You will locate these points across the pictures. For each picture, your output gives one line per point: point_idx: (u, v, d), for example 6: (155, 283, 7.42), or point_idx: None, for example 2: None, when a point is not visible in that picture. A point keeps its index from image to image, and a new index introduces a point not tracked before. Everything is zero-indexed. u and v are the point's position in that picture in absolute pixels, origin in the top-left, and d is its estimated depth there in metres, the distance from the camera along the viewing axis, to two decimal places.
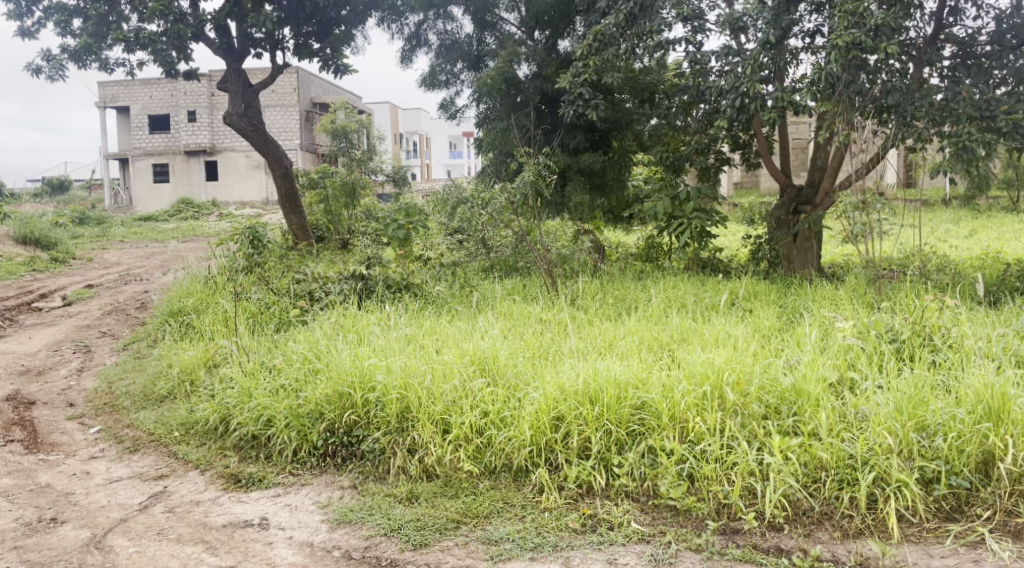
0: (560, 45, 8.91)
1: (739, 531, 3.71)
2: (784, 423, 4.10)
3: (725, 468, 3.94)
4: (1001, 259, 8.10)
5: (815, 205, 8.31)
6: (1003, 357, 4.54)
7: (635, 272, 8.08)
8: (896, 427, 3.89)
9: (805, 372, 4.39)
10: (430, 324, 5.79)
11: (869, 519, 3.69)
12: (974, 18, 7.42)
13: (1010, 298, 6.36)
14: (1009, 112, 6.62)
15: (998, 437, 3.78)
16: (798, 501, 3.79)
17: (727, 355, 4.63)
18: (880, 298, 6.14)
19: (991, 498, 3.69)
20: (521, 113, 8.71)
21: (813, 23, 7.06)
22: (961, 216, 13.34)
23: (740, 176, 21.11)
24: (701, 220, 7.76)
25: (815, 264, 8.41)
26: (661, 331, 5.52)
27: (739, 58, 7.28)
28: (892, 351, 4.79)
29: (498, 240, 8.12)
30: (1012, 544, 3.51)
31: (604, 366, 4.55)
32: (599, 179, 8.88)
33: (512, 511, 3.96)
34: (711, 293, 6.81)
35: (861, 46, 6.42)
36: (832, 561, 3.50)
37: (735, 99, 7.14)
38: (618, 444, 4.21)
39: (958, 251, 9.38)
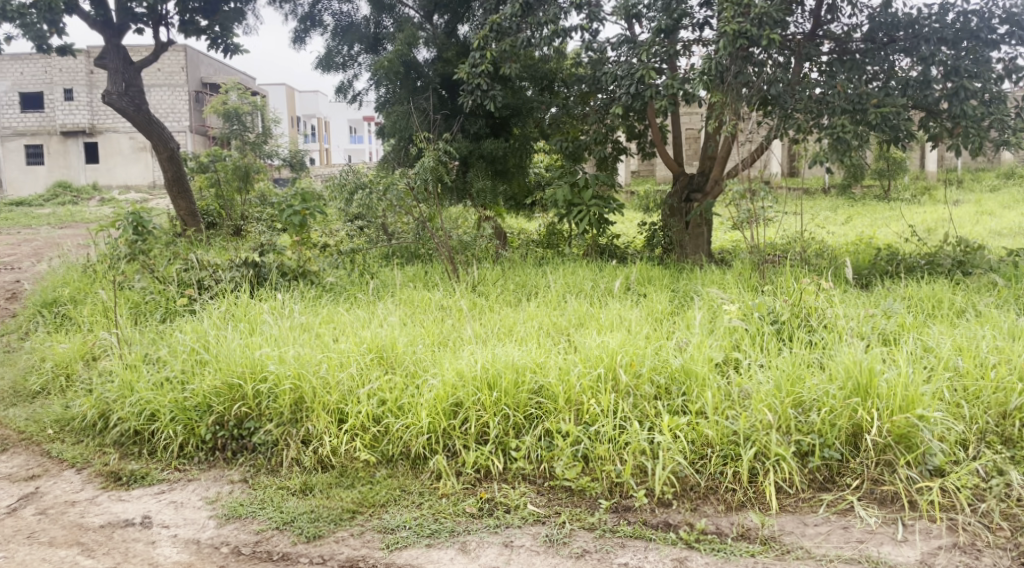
0: (459, 30, 8.80)
1: (630, 508, 3.82)
2: (673, 403, 4.25)
3: (619, 448, 4.05)
4: (871, 244, 8.60)
5: (706, 193, 8.59)
6: (872, 336, 4.85)
7: (536, 259, 8.12)
8: (775, 404, 4.08)
9: (693, 353, 4.55)
10: (328, 312, 5.69)
11: (750, 491, 3.84)
12: (849, 16, 7.83)
13: (880, 280, 6.77)
14: (878, 106, 6.96)
15: (866, 411, 3.99)
16: (685, 477, 3.93)
17: (620, 338, 4.77)
18: (763, 282, 6.42)
19: (860, 468, 3.86)
20: (421, 97, 8.60)
21: (703, 16, 7.27)
22: (839, 204, 14.07)
23: (638, 165, 21.69)
24: (599, 207, 7.92)
25: (706, 250, 8.62)
26: (559, 316, 5.62)
27: (633, 47, 7.48)
28: (774, 331, 5.03)
29: (400, 227, 7.99)
30: (878, 510, 3.67)
31: (502, 352, 4.61)
32: (500, 165, 8.81)
33: (409, 499, 3.95)
34: (608, 279, 6.94)
35: (746, 35, 6.71)
36: (717, 533, 3.63)
37: (631, 86, 7.35)
38: (515, 428, 4.27)
39: (835, 237, 9.91)
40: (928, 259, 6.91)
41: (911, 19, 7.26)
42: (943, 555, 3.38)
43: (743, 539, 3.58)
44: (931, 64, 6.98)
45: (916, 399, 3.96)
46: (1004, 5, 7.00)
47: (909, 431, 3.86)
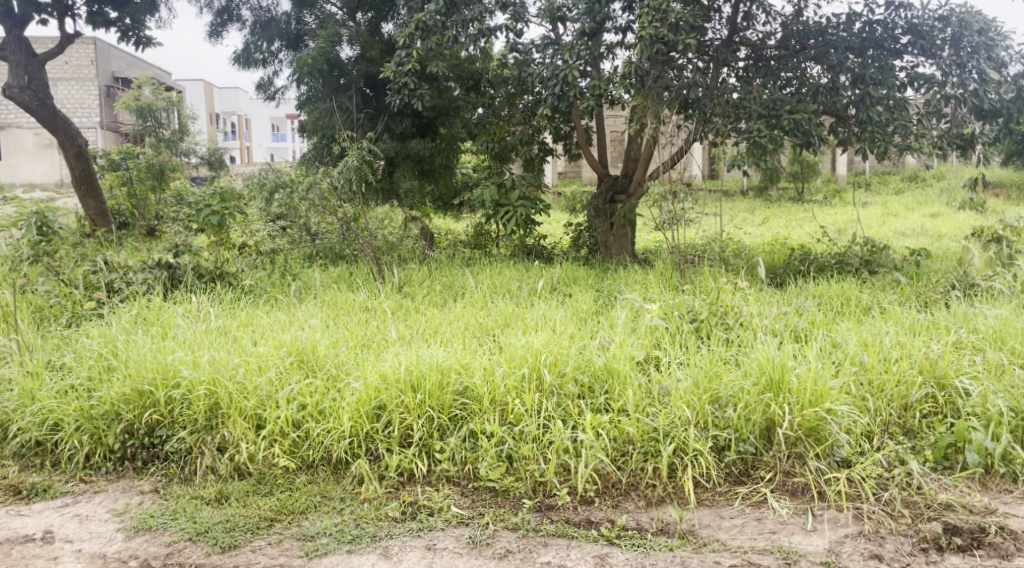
0: (383, 28, 8.72)
1: (553, 506, 3.84)
2: (596, 401, 4.31)
3: (542, 448, 4.07)
4: (787, 245, 8.89)
5: (630, 195, 8.73)
6: (785, 333, 5.02)
7: (463, 260, 8.12)
8: (694, 400, 4.17)
9: (615, 352, 4.62)
10: (246, 315, 5.56)
11: (670, 486, 3.91)
12: (764, 24, 8.10)
13: (794, 279, 7.00)
14: (792, 111, 7.18)
15: (778, 405, 4.11)
16: (607, 474, 3.98)
17: (545, 338, 4.80)
18: (683, 282, 6.56)
19: (773, 461, 3.98)
20: (344, 95, 8.47)
21: (624, 20, 7.38)
22: (756, 206, 14.51)
23: (565, 166, 21.86)
24: (526, 208, 7.96)
25: (630, 251, 8.76)
26: (485, 317, 5.62)
27: (557, 49, 7.56)
28: (692, 329, 5.15)
29: (324, 228, 7.87)
30: (790, 502, 3.78)
31: (426, 353, 4.59)
32: (427, 165, 8.73)
33: (330, 504, 3.89)
34: (534, 279, 6.98)
35: (664, 40, 6.84)
36: (637, 529, 3.68)
37: (557, 86, 7.41)
38: (439, 430, 4.25)
39: (752, 237, 10.21)
40: (839, 258, 7.17)
41: (821, 27, 7.54)
42: (850, 543, 3.50)
43: (663, 533, 3.64)
44: (839, 71, 7.26)
45: (825, 393, 4.10)
46: (906, 15, 7.34)
47: (819, 424, 3.99)
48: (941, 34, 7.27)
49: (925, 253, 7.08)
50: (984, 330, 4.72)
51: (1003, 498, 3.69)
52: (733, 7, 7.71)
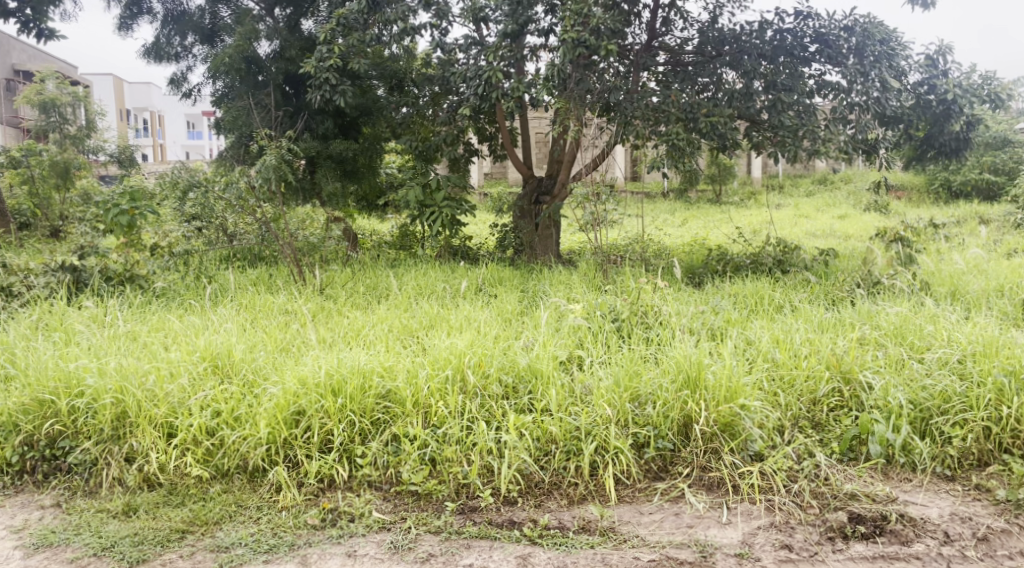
0: (303, 24, 8.54)
1: (476, 508, 3.82)
2: (520, 402, 4.31)
3: (466, 449, 4.05)
4: (706, 245, 9.12)
5: (554, 196, 8.80)
6: (702, 331, 5.14)
7: (387, 260, 8.05)
8: (615, 399, 4.22)
9: (539, 352, 4.63)
10: (157, 319, 5.39)
11: (591, 484, 3.94)
12: (682, 29, 8.27)
13: (712, 279, 7.19)
14: (708, 115, 7.36)
15: (696, 402, 4.19)
16: (530, 474, 3.98)
17: (469, 339, 4.78)
18: (605, 282, 6.66)
19: (690, 456, 4.06)
20: (262, 93, 8.27)
21: (547, 22, 7.41)
22: (676, 207, 14.84)
23: (490, 166, 21.87)
24: (451, 208, 7.92)
25: (555, 251, 8.84)
26: (409, 318, 5.57)
27: (480, 49, 7.57)
28: (614, 329, 5.22)
29: (242, 228, 7.69)
30: (706, 496, 3.86)
31: (347, 356, 4.52)
32: (350, 166, 8.58)
33: (246, 514, 3.79)
34: (458, 279, 6.95)
35: (585, 44, 6.92)
36: (559, 528, 3.69)
37: (480, 87, 7.40)
38: (361, 434, 4.18)
39: (672, 238, 10.44)
40: (754, 258, 7.39)
41: (735, 34, 7.75)
42: (763, 534, 3.59)
43: (584, 531, 3.66)
44: (753, 77, 7.46)
45: (739, 389, 4.21)
46: (814, 25, 7.63)
47: (733, 419, 4.10)
48: (846, 43, 7.55)
49: (832, 253, 7.34)
50: (886, 326, 4.92)
51: (903, 486, 3.84)
52: (652, 12, 7.85)
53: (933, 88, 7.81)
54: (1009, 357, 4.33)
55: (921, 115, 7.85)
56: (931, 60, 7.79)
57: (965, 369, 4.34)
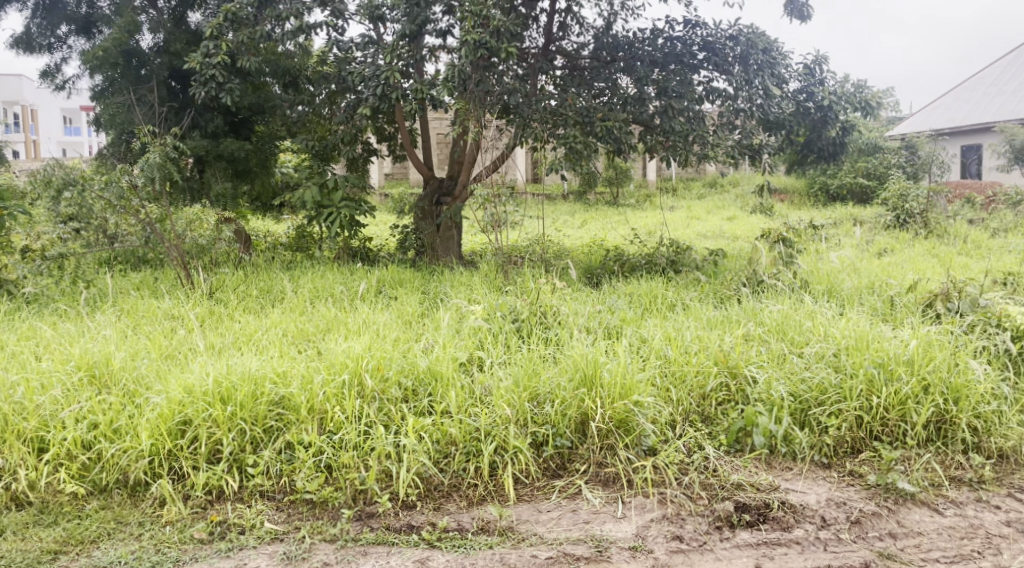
0: (190, 17, 8.15)
1: (374, 514, 3.74)
2: (419, 405, 4.24)
3: (363, 455, 3.96)
4: (603, 245, 9.28)
5: (455, 197, 8.76)
6: (599, 330, 5.21)
7: (282, 262, 7.83)
8: (514, 399, 4.21)
9: (439, 354, 4.57)
10: (29, 327, 5.08)
11: (491, 485, 3.92)
12: (578, 35, 8.39)
13: (609, 279, 7.32)
14: (604, 119, 7.47)
15: (592, 400, 4.23)
16: (429, 477, 3.92)
17: (367, 342, 4.68)
18: (505, 283, 6.68)
19: (588, 453, 4.10)
20: (144, 88, 7.89)
21: (445, 24, 7.36)
22: (575, 209, 15.03)
23: (390, 168, 21.61)
24: (350, 209, 7.76)
25: (457, 252, 8.80)
26: (305, 323, 5.42)
27: (377, 49, 7.46)
28: (514, 329, 5.22)
29: (125, 230, 7.33)
30: (603, 492, 3.90)
31: (238, 363, 4.34)
32: (242, 165, 8.27)
33: (126, 530, 3.60)
34: (356, 281, 6.81)
35: (486, 46, 6.90)
36: (458, 530, 3.65)
37: (377, 88, 7.27)
38: (252, 443, 4.02)
39: (571, 239, 10.59)
40: (649, 258, 7.57)
41: (629, 41, 7.91)
42: (655, 526, 3.66)
43: (483, 532, 3.63)
44: (645, 83, 7.63)
45: (633, 386, 4.28)
46: (701, 33, 7.86)
47: (628, 416, 4.17)
48: (732, 52, 7.75)
49: (721, 253, 7.59)
50: (769, 322, 5.10)
51: (786, 475, 3.99)
52: (549, 17, 7.92)
53: (811, 95, 8.15)
54: (878, 350, 4.51)
55: (800, 122, 8.21)
56: (808, 69, 8.11)
57: (840, 362, 4.51)
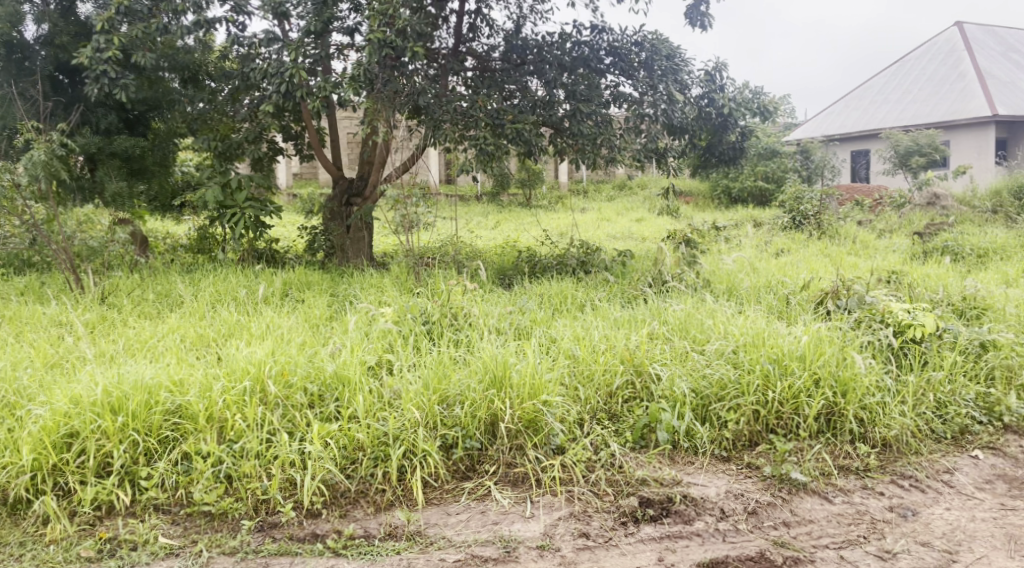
0: (79, 8, 7.73)
1: (276, 524, 3.66)
2: (325, 410, 4.16)
3: (265, 463, 3.87)
4: (515, 246, 9.33)
5: (365, 197, 8.67)
6: (509, 331, 5.25)
7: (182, 265, 7.57)
8: (423, 401, 4.18)
9: (345, 358, 4.50)
10: None
11: (398, 489, 3.89)
12: (488, 36, 8.43)
13: (521, 279, 7.37)
14: (514, 121, 7.50)
15: (501, 401, 4.24)
16: (335, 484, 3.86)
17: (270, 347, 4.57)
18: (417, 285, 6.64)
19: (497, 454, 4.11)
20: (27, 82, 7.49)
21: (352, 22, 7.26)
22: (488, 210, 15.05)
23: (298, 167, 21.17)
24: (254, 209, 7.55)
25: (367, 253, 8.68)
26: (206, 328, 5.25)
27: (281, 45, 7.29)
28: (424, 331, 5.20)
29: (9, 232, 6.95)
30: (512, 492, 3.92)
31: (130, 371, 4.18)
32: (137, 164, 7.94)
33: (6, 552, 3.43)
34: (260, 284, 6.64)
35: (391, 45, 6.83)
36: (364, 537, 3.61)
37: (281, 85, 7.10)
38: (146, 454, 3.88)
39: (483, 241, 10.61)
40: (560, 259, 7.66)
41: (538, 44, 8.00)
42: (563, 524, 3.70)
43: (390, 538, 3.61)
44: (554, 87, 7.76)
45: (542, 386, 4.32)
46: (607, 39, 8.05)
47: (536, 415, 4.20)
48: (637, 57, 8.02)
49: (630, 254, 7.76)
50: (672, 321, 5.24)
51: (688, 469, 4.10)
52: (459, 18, 7.93)
53: (712, 101, 8.35)
54: (773, 346, 4.70)
55: (702, 126, 8.46)
56: (709, 75, 8.31)
57: (738, 358, 4.68)
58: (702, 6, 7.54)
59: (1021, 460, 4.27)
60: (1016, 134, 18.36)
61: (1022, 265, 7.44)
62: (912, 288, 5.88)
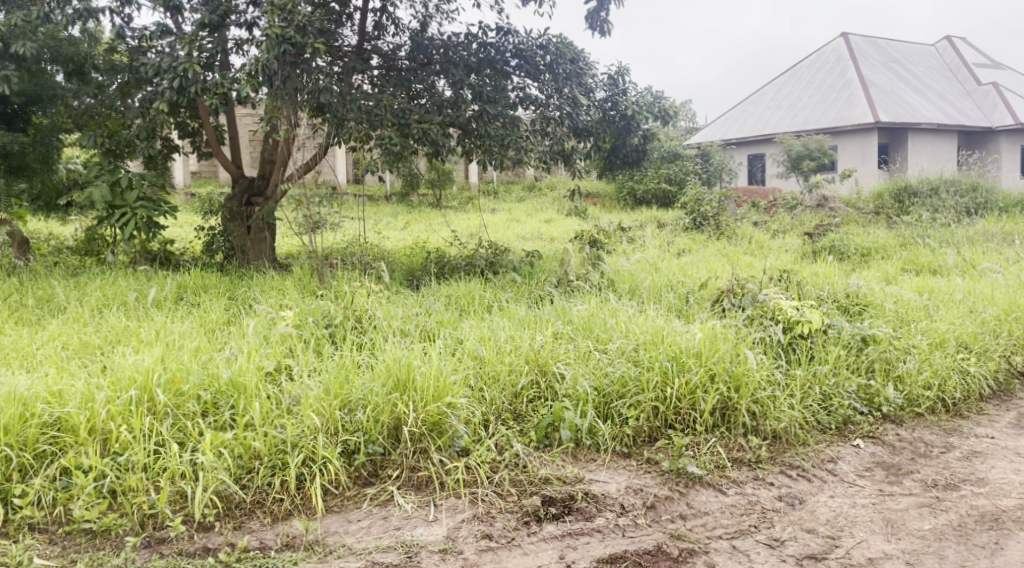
0: None
1: (164, 539, 3.52)
2: (220, 418, 4.04)
3: (153, 476, 3.72)
4: (422, 247, 9.28)
5: (267, 197, 8.46)
6: (414, 333, 5.21)
7: (68, 269, 7.20)
8: (323, 407, 4.10)
9: (241, 364, 4.37)
10: None
11: (297, 498, 3.80)
12: (393, 35, 8.36)
13: (428, 280, 7.33)
14: (419, 121, 7.44)
15: (405, 404, 4.21)
16: (230, 495, 3.75)
17: (160, 354, 4.41)
18: (319, 288, 6.50)
19: (400, 458, 4.07)
20: None
21: (251, 16, 7.07)
22: (398, 211, 14.89)
23: (196, 166, 20.45)
24: (147, 210, 7.23)
25: (270, 255, 8.46)
26: (91, 334, 5.02)
27: (175, 39, 7.02)
28: (327, 335, 5.11)
29: None
30: (415, 496, 3.89)
31: (4, 384, 3.96)
32: (17, 161, 7.50)
33: None
34: (153, 287, 6.38)
35: (291, 41, 6.66)
36: (259, 548, 3.51)
37: (174, 80, 6.83)
38: (20, 471, 3.69)
39: (390, 242, 10.51)
40: (468, 260, 7.66)
41: (443, 43, 7.98)
42: (465, 527, 3.70)
43: (287, 548, 3.52)
44: (461, 87, 7.73)
45: (446, 388, 4.30)
46: (513, 41, 8.09)
47: (440, 418, 4.18)
48: (542, 59, 8.11)
49: (538, 255, 7.83)
50: (576, 321, 5.31)
51: (589, 466, 4.16)
52: (363, 15, 7.83)
53: (615, 105, 8.58)
54: (672, 344, 4.82)
55: (606, 129, 8.59)
56: (612, 79, 8.54)
57: (638, 356, 4.78)
58: (603, 12, 7.67)
59: (898, 448, 4.51)
60: (897, 139, 19.37)
61: (901, 264, 7.86)
62: (800, 285, 6.12)
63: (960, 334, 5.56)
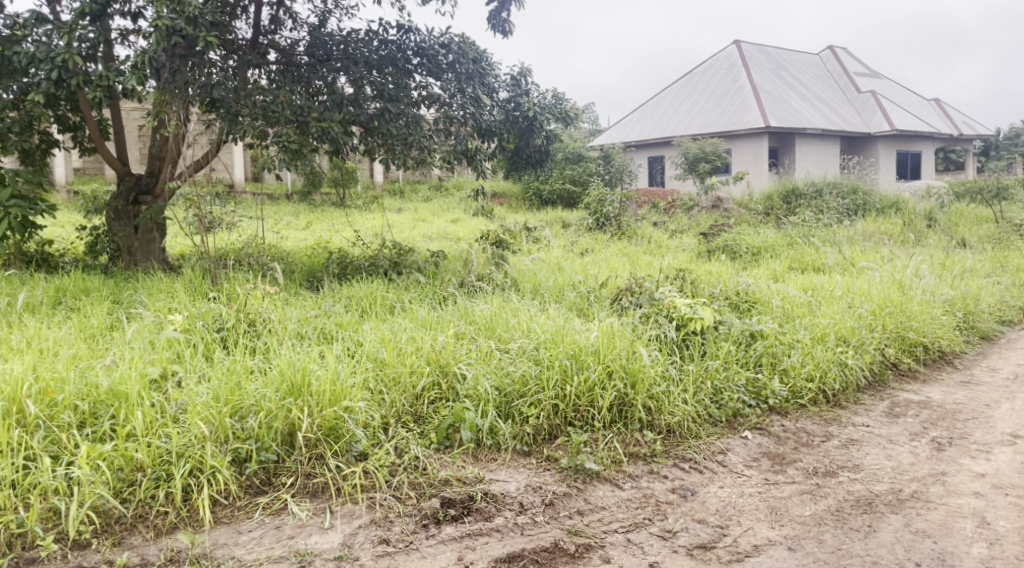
0: None
1: (35, 560, 3.34)
2: (99, 429, 3.84)
3: (23, 493, 3.52)
4: (323, 247, 9.08)
5: (156, 196, 8.07)
6: (311, 335, 5.09)
7: None
8: (212, 415, 3.95)
9: (123, 371, 4.16)
10: None
11: (183, 511, 3.64)
12: (291, 30, 8.15)
13: (327, 280, 7.18)
14: (318, 119, 7.28)
15: (299, 409, 4.09)
16: (109, 510, 3.57)
17: (32, 363, 4.17)
18: (211, 289, 6.28)
19: (294, 465, 3.96)
20: None
21: (136, 7, 6.76)
22: (300, 210, 14.53)
23: (81, 162, 19.44)
24: (21, 208, 6.80)
25: (160, 256, 8.05)
26: None
27: (53, 28, 6.65)
28: (218, 339, 4.94)
29: None
30: (310, 503, 3.79)
31: None
32: None
33: None
34: (28, 291, 6.02)
35: (180, 33, 6.41)
36: (140, 565, 3.36)
37: (51, 71, 6.45)
38: None
39: (289, 241, 10.25)
40: (369, 260, 7.55)
41: (342, 39, 7.83)
42: (362, 532, 3.63)
43: (171, 564, 3.38)
44: (362, 84, 7.60)
45: (343, 391, 4.21)
46: (415, 39, 8.02)
47: (337, 423, 4.09)
48: (444, 58, 8.06)
49: (442, 256, 7.79)
50: (478, 321, 5.31)
51: (489, 466, 4.16)
52: (259, 8, 7.60)
53: (518, 106, 8.61)
54: (570, 343, 4.87)
55: (510, 129, 8.56)
56: (514, 80, 8.57)
57: (538, 355, 4.81)
58: (503, 13, 7.70)
59: (783, 438, 4.69)
60: (786, 144, 20.10)
61: (788, 263, 8.19)
62: (694, 283, 6.29)
63: (839, 329, 5.82)
